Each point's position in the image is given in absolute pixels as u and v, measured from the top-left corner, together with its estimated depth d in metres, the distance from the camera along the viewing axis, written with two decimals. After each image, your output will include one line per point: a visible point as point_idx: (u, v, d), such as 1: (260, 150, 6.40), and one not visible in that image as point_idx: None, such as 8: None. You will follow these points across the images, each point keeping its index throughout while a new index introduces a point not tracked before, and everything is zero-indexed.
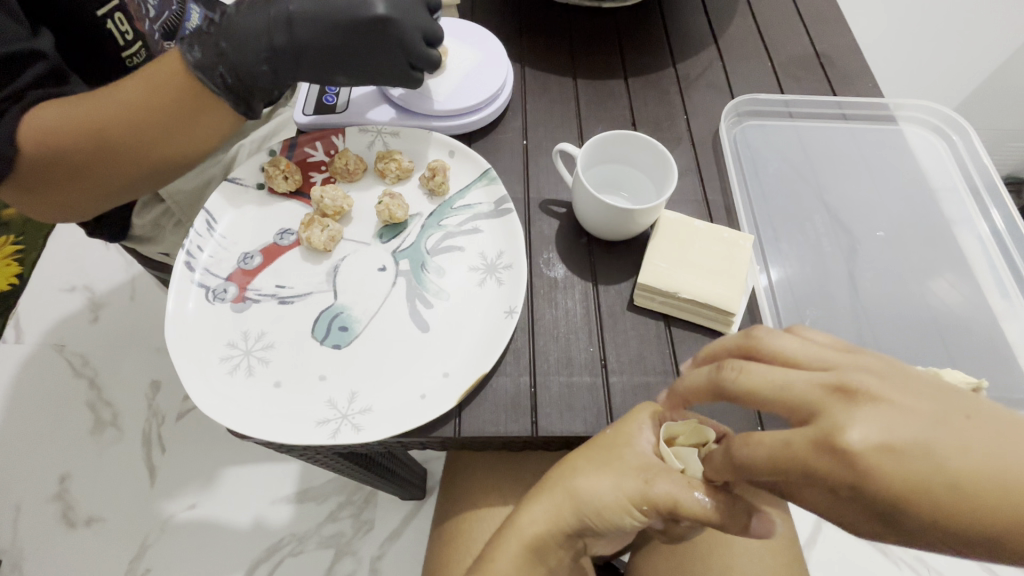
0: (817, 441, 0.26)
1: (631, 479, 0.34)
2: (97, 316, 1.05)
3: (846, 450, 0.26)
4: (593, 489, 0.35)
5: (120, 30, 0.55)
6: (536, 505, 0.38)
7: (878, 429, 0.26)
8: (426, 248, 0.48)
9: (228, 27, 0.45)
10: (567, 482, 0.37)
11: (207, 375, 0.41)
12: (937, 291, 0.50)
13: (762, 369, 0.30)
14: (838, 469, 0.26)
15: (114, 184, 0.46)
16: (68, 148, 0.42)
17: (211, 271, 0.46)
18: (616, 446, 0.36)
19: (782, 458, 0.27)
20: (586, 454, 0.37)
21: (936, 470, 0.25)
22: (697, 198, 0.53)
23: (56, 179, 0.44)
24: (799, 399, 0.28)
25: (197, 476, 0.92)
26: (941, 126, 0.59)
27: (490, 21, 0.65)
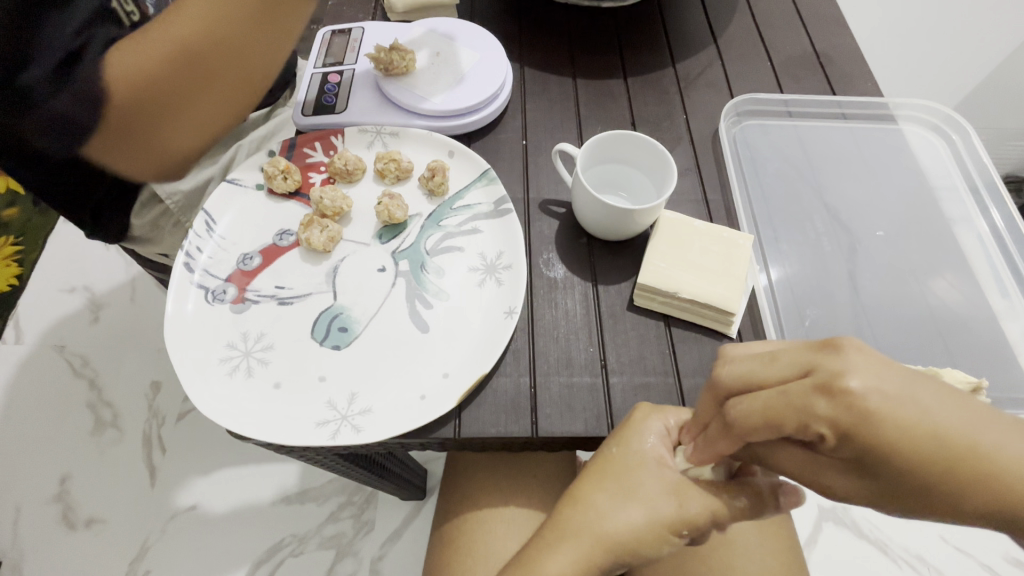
0: (817, 388, 0.26)
1: (665, 503, 0.35)
2: (97, 317, 1.05)
3: (844, 396, 0.26)
4: (626, 519, 0.36)
5: (126, 10, 0.49)
6: (565, 549, 0.36)
7: (875, 380, 0.26)
8: (426, 249, 0.48)
9: None
10: (594, 518, 0.36)
11: (206, 376, 0.41)
12: (937, 291, 0.50)
13: (749, 363, 0.29)
14: (832, 416, 0.26)
15: (190, 116, 0.46)
16: (149, 74, 0.42)
17: (210, 272, 0.46)
18: (634, 473, 0.36)
19: (778, 407, 0.26)
20: (602, 485, 0.37)
21: (919, 424, 0.26)
22: (697, 198, 0.53)
23: (140, 117, 0.44)
24: (786, 367, 0.27)
25: (198, 477, 0.92)
26: (941, 125, 0.59)
27: (489, 21, 0.65)
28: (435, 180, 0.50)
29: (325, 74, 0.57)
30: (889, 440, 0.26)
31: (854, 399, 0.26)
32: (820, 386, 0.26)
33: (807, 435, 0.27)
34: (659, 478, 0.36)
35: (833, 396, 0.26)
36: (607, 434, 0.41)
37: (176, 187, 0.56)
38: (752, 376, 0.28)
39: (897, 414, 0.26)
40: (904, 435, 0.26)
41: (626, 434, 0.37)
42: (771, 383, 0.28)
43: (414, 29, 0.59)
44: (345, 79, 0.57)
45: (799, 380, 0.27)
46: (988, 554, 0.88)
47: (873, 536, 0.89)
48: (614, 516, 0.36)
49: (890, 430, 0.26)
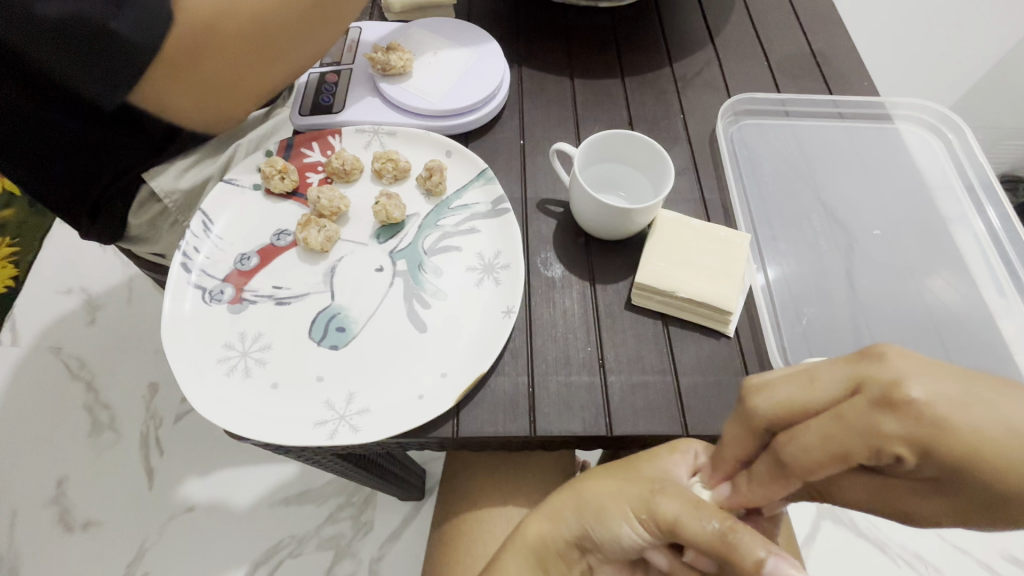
0: (872, 404, 0.26)
1: (636, 486, 0.35)
2: (94, 318, 1.05)
3: (905, 403, 0.26)
4: (599, 488, 0.37)
5: None
6: (545, 504, 0.40)
7: (932, 388, 0.26)
8: (424, 249, 0.48)
9: None
10: (578, 486, 0.39)
11: (203, 375, 0.41)
12: (933, 288, 0.50)
13: (787, 388, 0.29)
14: (902, 432, 0.26)
15: (267, 62, 0.49)
16: (251, 15, 0.46)
17: (207, 272, 0.46)
18: (633, 463, 0.38)
19: (835, 437, 0.27)
20: (605, 468, 0.40)
21: (983, 439, 0.25)
22: (694, 197, 0.53)
23: (223, 52, 0.46)
24: (829, 386, 0.28)
25: (196, 478, 0.92)
26: (936, 125, 0.60)
27: (487, 20, 0.65)
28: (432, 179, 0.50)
29: (323, 74, 0.57)
30: (988, 454, 0.25)
31: (897, 403, 0.26)
32: (875, 401, 0.26)
33: (885, 458, 0.26)
34: (658, 472, 0.36)
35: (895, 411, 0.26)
36: (606, 433, 0.41)
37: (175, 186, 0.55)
38: (797, 403, 0.29)
39: (978, 419, 0.26)
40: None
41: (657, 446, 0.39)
42: (816, 404, 0.28)
43: (411, 29, 0.59)
44: (343, 79, 0.57)
45: (852, 400, 0.27)
46: (988, 553, 0.88)
47: (872, 534, 0.89)
48: (592, 484, 0.39)
49: (973, 445, 0.25)
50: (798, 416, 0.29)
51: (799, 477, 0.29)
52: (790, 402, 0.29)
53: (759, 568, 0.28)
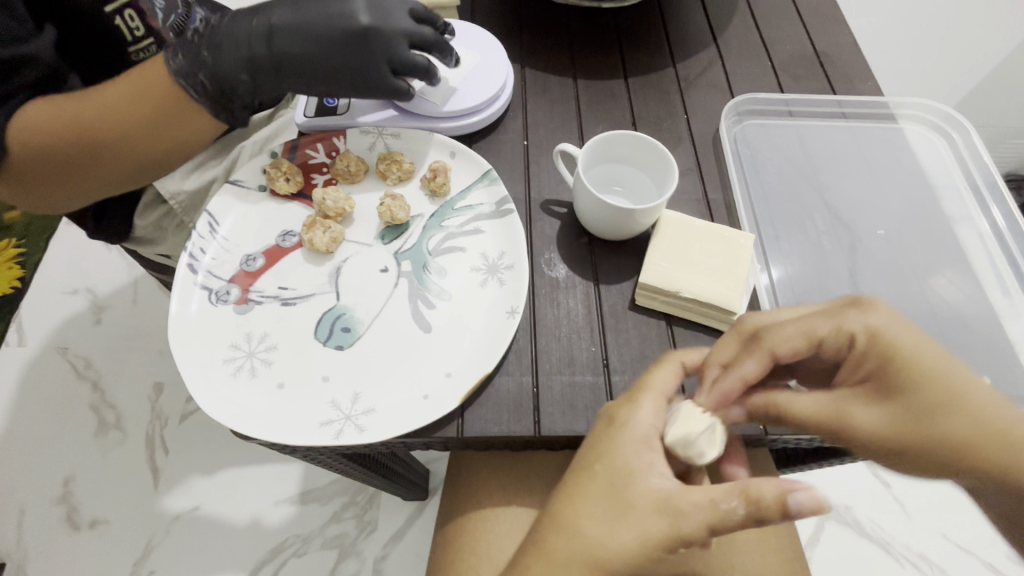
0: (850, 307, 0.37)
1: (656, 523, 0.33)
2: (100, 318, 1.06)
3: (854, 314, 0.36)
4: (618, 539, 0.33)
5: (130, 26, 0.54)
6: (547, 575, 0.34)
7: (892, 317, 0.36)
8: (428, 249, 0.48)
9: (216, 36, 0.45)
10: (571, 528, 0.35)
11: (210, 375, 0.42)
12: (937, 288, 0.50)
13: (791, 310, 0.39)
14: (862, 327, 0.36)
15: (98, 182, 0.46)
16: (53, 149, 0.42)
17: (213, 273, 0.46)
18: (622, 488, 0.34)
19: (808, 325, 0.37)
20: (589, 494, 0.35)
21: (903, 354, 0.34)
22: (697, 197, 0.53)
23: (42, 180, 0.44)
24: (824, 315, 0.37)
25: (199, 477, 0.92)
26: (941, 125, 0.60)
27: (490, 22, 0.65)
28: (435, 183, 0.50)
29: None
30: (916, 369, 0.34)
31: (859, 308, 0.37)
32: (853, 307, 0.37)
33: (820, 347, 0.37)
34: (659, 496, 0.34)
35: (863, 309, 0.36)
36: None
37: (179, 188, 0.57)
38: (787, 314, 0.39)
39: (927, 344, 0.34)
40: (947, 383, 0.33)
41: (606, 436, 0.37)
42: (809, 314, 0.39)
43: None
44: None
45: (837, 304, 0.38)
46: (992, 553, 0.88)
47: (876, 534, 0.89)
48: (591, 527, 0.34)
49: (904, 359, 0.34)
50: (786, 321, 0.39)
51: (770, 350, 0.37)
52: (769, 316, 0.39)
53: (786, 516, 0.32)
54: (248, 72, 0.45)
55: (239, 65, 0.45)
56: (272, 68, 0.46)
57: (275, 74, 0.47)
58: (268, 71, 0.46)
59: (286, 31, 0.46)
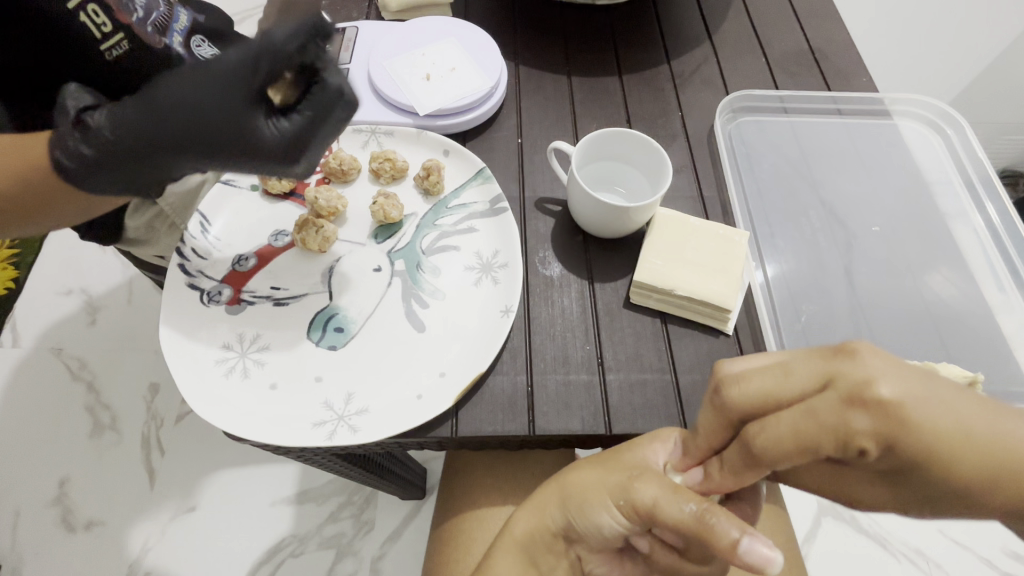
0: (847, 401, 0.25)
1: (617, 475, 0.35)
2: (95, 319, 1.05)
3: (878, 402, 0.25)
4: (577, 487, 0.37)
5: (96, 22, 0.46)
6: (531, 499, 0.40)
7: (903, 387, 0.25)
8: (422, 248, 0.48)
9: (108, 153, 0.35)
10: (557, 479, 0.39)
11: (201, 375, 0.41)
12: (932, 285, 0.50)
13: (761, 379, 0.28)
14: (869, 431, 0.25)
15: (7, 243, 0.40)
16: None
17: (205, 273, 0.46)
18: (614, 457, 0.37)
19: (809, 432, 0.25)
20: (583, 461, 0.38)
21: (927, 435, 0.25)
22: (693, 194, 0.53)
23: None
24: (800, 378, 0.27)
25: (195, 479, 0.92)
26: (936, 121, 0.60)
27: (485, 19, 0.64)
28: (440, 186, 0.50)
29: None
30: (940, 450, 0.25)
31: (862, 400, 0.25)
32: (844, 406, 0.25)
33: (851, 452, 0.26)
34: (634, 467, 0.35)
35: (866, 408, 0.25)
36: (605, 433, 0.41)
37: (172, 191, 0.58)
38: (765, 393, 0.27)
39: (978, 423, 0.27)
40: (993, 462, 0.27)
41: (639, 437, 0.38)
42: (787, 396, 0.27)
43: (408, 30, 0.58)
44: None
45: (823, 395, 0.26)
46: (988, 548, 0.88)
47: (872, 530, 0.89)
48: (569, 477, 0.38)
49: (928, 445, 0.25)
50: (771, 407, 0.28)
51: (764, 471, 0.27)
52: (756, 397, 0.28)
53: (734, 548, 0.28)
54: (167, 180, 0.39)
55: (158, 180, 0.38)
56: (225, 162, 0.37)
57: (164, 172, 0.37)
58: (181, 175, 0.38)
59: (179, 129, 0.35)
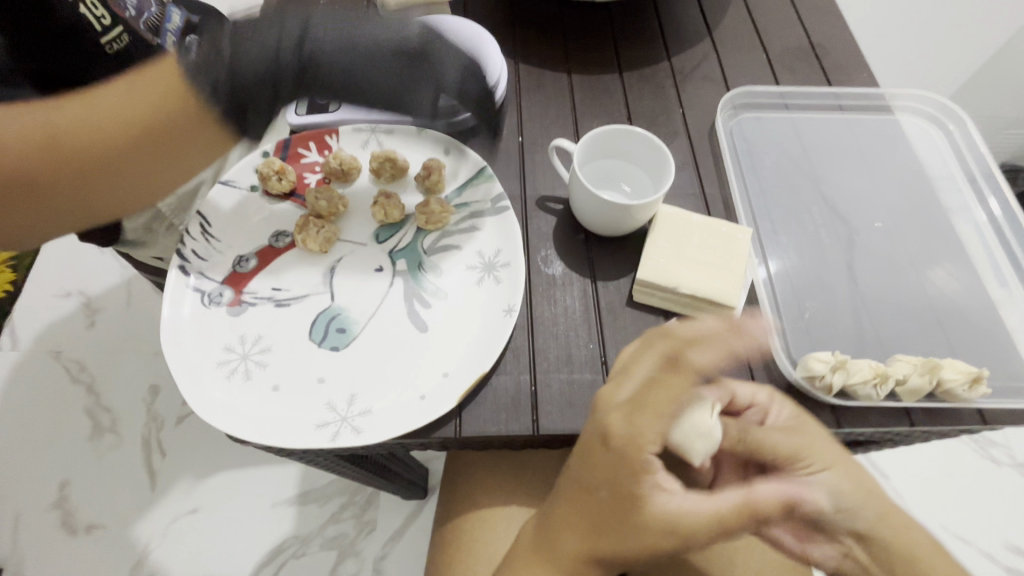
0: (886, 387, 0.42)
1: (669, 536, 0.35)
2: (94, 321, 1.04)
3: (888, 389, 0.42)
4: (612, 545, 0.35)
5: (94, 14, 0.46)
6: (567, 556, 0.38)
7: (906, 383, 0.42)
8: (423, 248, 0.48)
9: (240, 70, 0.43)
10: (562, 526, 0.37)
11: (202, 378, 0.41)
12: (935, 280, 0.50)
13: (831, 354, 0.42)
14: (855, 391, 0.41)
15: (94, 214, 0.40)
16: (22, 166, 0.35)
17: (205, 275, 0.45)
18: (622, 510, 0.35)
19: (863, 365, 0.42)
20: (585, 507, 0.36)
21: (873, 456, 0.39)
22: (694, 192, 0.53)
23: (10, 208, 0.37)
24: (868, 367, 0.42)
25: (196, 480, 0.92)
26: (936, 116, 0.59)
27: (484, 16, 0.64)
28: (437, 204, 0.48)
29: None
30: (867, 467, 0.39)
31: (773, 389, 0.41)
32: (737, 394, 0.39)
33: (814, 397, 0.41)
34: (661, 520, 0.34)
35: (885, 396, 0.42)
36: None
37: None
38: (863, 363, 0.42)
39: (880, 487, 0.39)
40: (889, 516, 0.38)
41: (596, 458, 0.35)
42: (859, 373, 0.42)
43: None
44: None
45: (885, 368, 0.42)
46: None
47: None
48: (581, 528, 0.36)
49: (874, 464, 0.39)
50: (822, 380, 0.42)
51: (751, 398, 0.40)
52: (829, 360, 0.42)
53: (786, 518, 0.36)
54: (266, 81, 0.43)
55: (259, 68, 0.43)
56: (344, 100, 0.47)
57: (300, 76, 0.44)
58: (291, 84, 0.45)
59: (328, 48, 0.45)
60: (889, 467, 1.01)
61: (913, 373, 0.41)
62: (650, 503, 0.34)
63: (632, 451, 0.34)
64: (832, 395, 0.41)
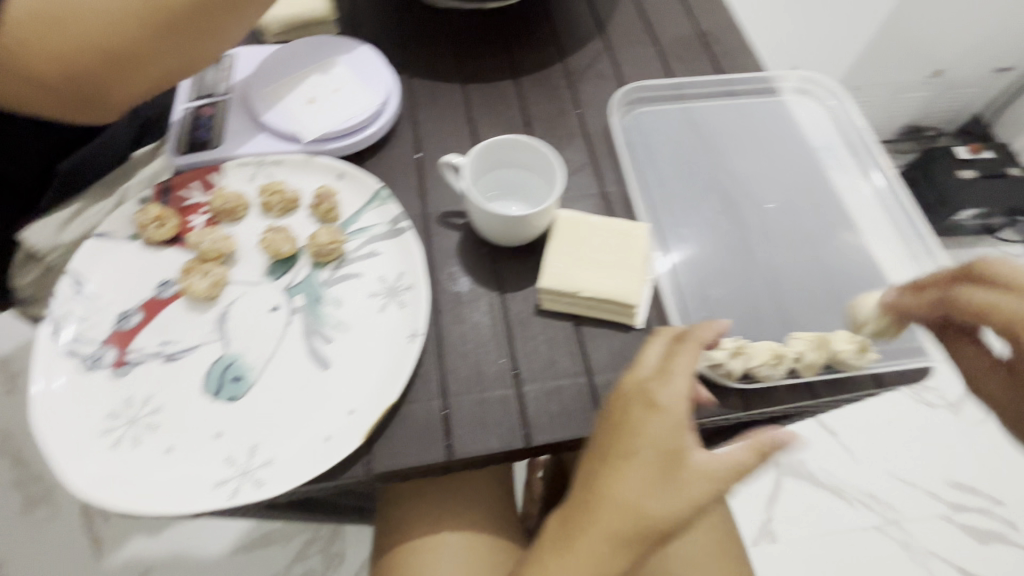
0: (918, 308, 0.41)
1: (702, 487, 0.33)
2: (12, 386, 0.97)
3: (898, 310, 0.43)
4: (661, 504, 0.33)
5: None
6: (602, 528, 0.33)
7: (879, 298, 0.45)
8: (321, 280, 0.46)
9: None
10: (608, 493, 0.34)
11: (85, 452, 0.38)
12: (826, 253, 0.52)
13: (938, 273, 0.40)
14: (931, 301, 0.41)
15: (158, 76, 0.44)
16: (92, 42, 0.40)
17: (83, 337, 0.42)
18: (671, 468, 0.33)
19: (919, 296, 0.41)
20: (634, 467, 0.34)
21: None
22: (595, 192, 0.53)
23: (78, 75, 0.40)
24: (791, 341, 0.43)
25: (146, 540, 0.87)
26: (817, 92, 0.62)
27: (372, 32, 0.63)
28: (326, 236, 0.47)
29: (197, 107, 0.53)
30: None
31: (1015, 289, 0.33)
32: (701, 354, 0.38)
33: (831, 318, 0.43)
34: (704, 472, 0.33)
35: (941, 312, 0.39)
36: (524, 446, 0.41)
37: (55, 241, 0.55)
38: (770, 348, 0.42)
39: None
40: None
41: (639, 418, 0.35)
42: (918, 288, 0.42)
43: (287, 51, 0.56)
44: (219, 110, 0.53)
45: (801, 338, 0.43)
46: (932, 482, 1.00)
47: (830, 483, 1.00)
48: (631, 487, 0.33)
49: None
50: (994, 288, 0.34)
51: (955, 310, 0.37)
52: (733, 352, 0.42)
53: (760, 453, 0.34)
54: None
55: None
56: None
57: None
58: None
59: None
60: (835, 423, 1.06)
61: (807, 349, 0.43)
62: (689, 457, 0.34)
63: (678, 408, 0.35)
64: (734, 380, 0.42)
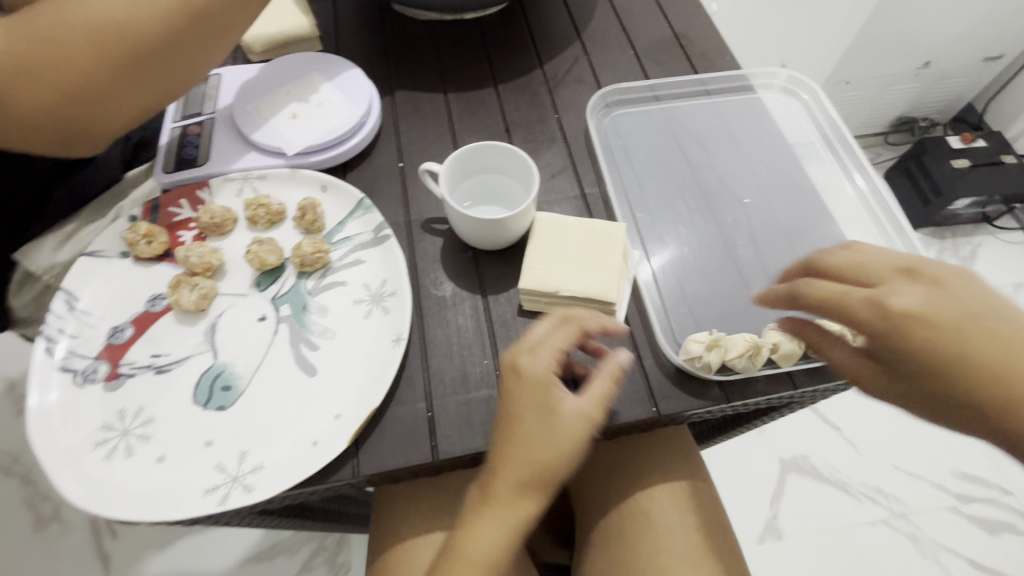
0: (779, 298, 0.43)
1: (577, 422, 0.38)
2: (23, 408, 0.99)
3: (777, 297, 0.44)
4: (553, 449, 0.38)
5: None
6: (506, 480, 0.38)
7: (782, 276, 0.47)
8: (307, 289, 0.47)
9: None
10: (504, 453, 0.38)
11: (79, 464, 0.39)
12: (804, 245, 0.53)
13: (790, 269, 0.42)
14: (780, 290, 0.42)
15: (78, 138, 0.44)
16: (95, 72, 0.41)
17: (77, 352, 0.43)
18: (549, 420, 0.38)
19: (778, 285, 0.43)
20: (522, 427, 0.38)
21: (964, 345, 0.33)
22: (575, 193, 0.54)
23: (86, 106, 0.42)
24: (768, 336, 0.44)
25: (156, 554, 0.88)
26: (792, 89, 0.63)
27: (355, 47, 0.64)
28: (309, 246, 0.47)
29: (185, 126, 0.55)
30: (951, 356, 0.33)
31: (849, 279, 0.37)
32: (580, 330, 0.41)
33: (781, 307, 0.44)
34: (574, 415, 0.38)
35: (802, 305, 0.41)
36: None
37: (52, 260, 0.55)
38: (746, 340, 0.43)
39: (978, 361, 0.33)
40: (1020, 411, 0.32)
41: (514, 385, 0.39)
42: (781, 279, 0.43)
43: (273, 70, 0.58)
44: (206, 129, 0.55)
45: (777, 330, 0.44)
46: (938, 474, 1.00)
47: (834, 477, 1.00)
48: (524, 443, 0.38)
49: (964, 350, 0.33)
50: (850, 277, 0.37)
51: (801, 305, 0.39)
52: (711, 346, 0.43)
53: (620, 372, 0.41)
54: None
55: None
56: None
57: None
58: None
59: None
60: (836, 417, 1.06)
61: (783, 340, 0.43)
62: (559, 406, 0.39)
63: (543, 373, 0.39)
64: (713, 372, 0.43)
